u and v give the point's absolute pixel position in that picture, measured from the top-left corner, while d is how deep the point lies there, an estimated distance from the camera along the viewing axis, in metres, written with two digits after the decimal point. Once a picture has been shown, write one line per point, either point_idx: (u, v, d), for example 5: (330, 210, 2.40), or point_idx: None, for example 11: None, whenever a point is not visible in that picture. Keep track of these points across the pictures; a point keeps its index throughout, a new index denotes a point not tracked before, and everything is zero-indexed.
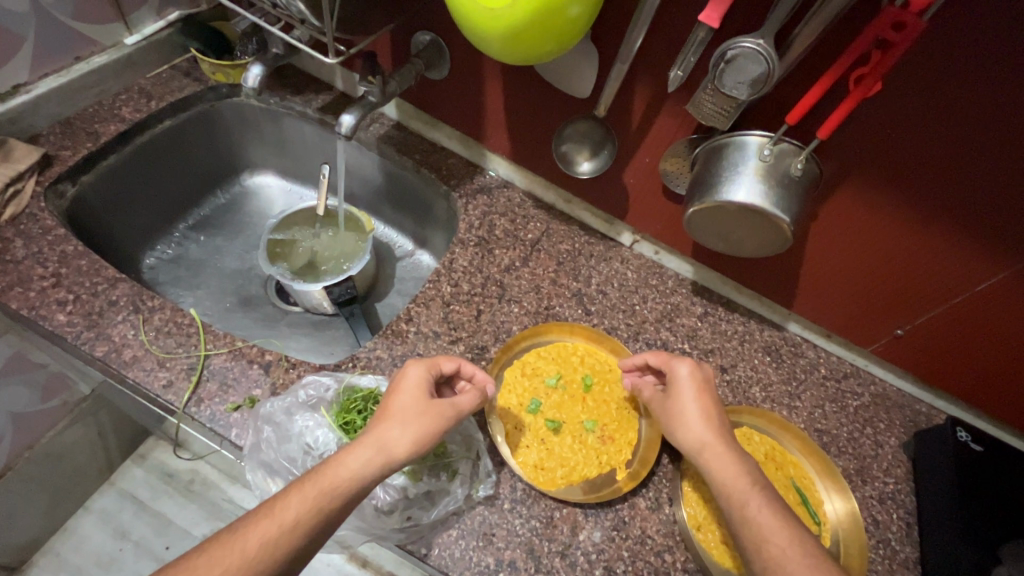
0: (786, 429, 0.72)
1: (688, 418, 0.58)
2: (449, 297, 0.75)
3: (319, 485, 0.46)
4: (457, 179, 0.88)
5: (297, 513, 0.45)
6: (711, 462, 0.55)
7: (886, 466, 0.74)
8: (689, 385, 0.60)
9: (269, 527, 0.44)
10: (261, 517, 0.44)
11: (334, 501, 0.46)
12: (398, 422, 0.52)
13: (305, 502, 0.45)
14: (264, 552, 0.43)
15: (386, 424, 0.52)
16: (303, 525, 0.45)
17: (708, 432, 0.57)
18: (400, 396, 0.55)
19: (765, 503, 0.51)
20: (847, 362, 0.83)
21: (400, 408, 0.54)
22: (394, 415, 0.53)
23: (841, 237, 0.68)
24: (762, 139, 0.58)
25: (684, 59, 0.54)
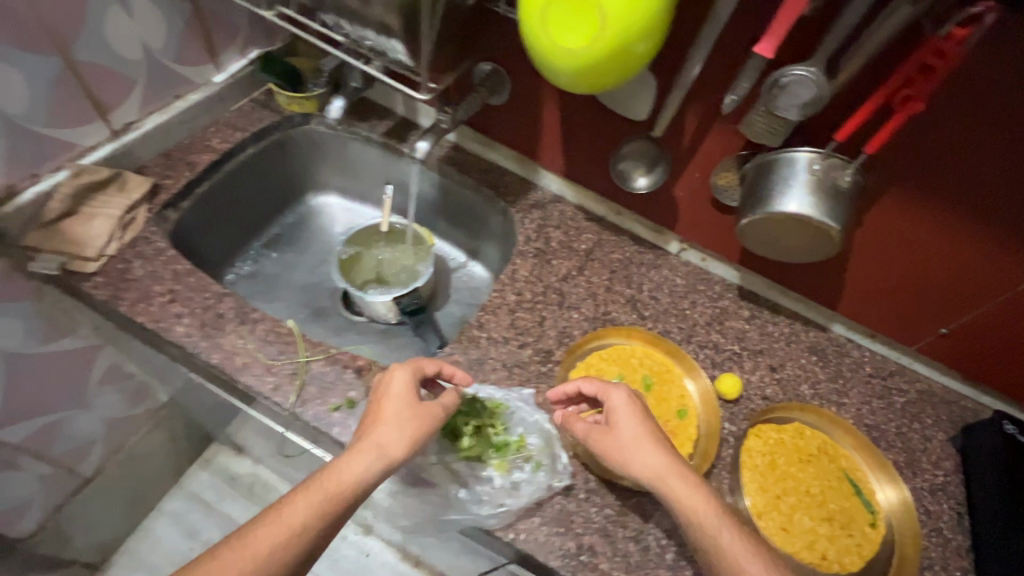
0: (835, 424, 0.76)
1: (636, 444, 0.58)
2: (515, 305, 0.81)
3: (321, 490, 0.53)
4: (513, 196, 0.95)
5: (303, 517, 0.51)
6: (673, 489, 0.55)
7: (935, 459, 0.78)
8: (633, 416, 0.60)
9: (279, 533, 0.50)
10: (270, 521, 0.51)
11: (338, 504, 0.53)
12: (374, 439, 0.57)
13: (309, 508, 0.52)
14: (274, 555, 0.49)
15: (380, 428, 0.58)
16: (311, 527, 0.51)
17: (663, 463, 0.56)
18: (392, 399, 0.60)
19: (734, 528, 0.53)
20: (891, 360, 0.86)
21: (395, 412, 0.59)
22: (389, 419, 0.59)
23: (885, 243, 0.73)
24: (811, 155, 0.63)
25: (739, 85, 0.60)
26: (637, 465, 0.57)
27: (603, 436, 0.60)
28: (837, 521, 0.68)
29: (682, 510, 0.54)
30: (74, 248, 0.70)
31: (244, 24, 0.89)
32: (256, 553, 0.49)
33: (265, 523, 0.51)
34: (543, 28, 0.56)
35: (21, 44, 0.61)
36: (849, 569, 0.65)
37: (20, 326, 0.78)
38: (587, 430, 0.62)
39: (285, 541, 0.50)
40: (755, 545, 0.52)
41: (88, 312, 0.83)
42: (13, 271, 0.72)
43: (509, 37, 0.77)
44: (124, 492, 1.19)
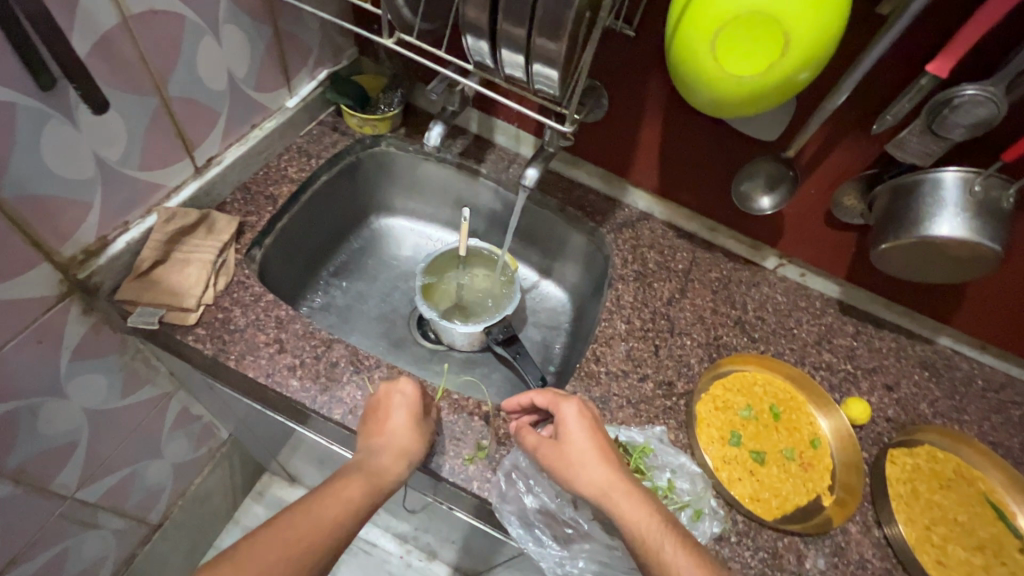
0: (964, 443, 0.72)
1: (584, 461, 0.55)
2: (626, 334, 0.77)
3: (369, 478, 0.54)
4: (601, 216, 0.91)
5: (356, 496, 0.52)
6: (618, 505, 0.52)
7: None
8: (585, 430, 0.57)
9: (337, 506, 0.51)
10: (323, 498, 0.51)
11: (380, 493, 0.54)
12: (394, 446, 0.57)
13: (361, 492, 0.53)
14: (336, 525, 0.49)
15: (392, 431, 0.58)
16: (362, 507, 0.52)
17: (607, 478, 0.54)
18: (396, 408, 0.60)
19: (678, 546, 0.50)
20: (1002, 372, 0.84)
21: (401, 419, 0.59)
22: (394, 426, 0.58)
23: (1019, 256, 0.70)
24: (965, 176, 0.60)
25: (898, 105, 0.56)
26: (579, 483, 0.54)
27: (548, 452, 0.57)
28: (988, 550, 0.66)
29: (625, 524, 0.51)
30: (173, 300, 0.65)
31: (316, 45, 0.84)
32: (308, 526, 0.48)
33: (319, 499, 0.51)
34: (712, 61, 0.52)
35: (122, 84, 0.57)
36: None
37: (104, 381, 0.73)
38: (536, 443, 0.58)
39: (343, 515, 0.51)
40: (700, 561, 0.49)
41: (171, 360, 0.78)
42: (101, 325, 0.68)
43: (617, 55, 0.73)
44: (187, 534, 1.14)
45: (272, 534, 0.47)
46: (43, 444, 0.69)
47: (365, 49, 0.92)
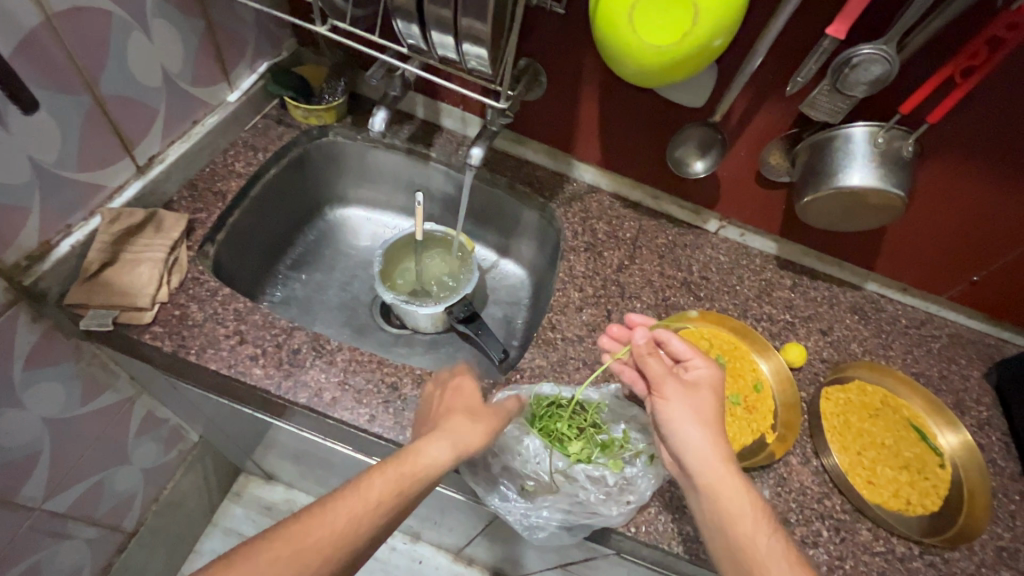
0: (889, 375, 0.80)
1: (700, 419, 0.58)
2: (580, 302, 0.81)
3: (401, 468, 0.51)
4: (550, 191, 0.94)
5: (379, 494, 0.49)
6: (717, 477, 0.55)
7: (976, 396, 0.84)
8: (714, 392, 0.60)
9: (353, 506, 0.48)
10: (345, 496, 0.49)
11: (414, 484, 0.51)
12: (483, 420, 0.60)
13: (387, 487, 0.50)
14: (351, 529, 0.47)
15: (453, 419, 0.58)
16: (385, 505, 0.49)
17: (713, 446, 0.56)
18: (459, 398, 0.62)
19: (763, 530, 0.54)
20: (921, 310, 0.92)
21: (463, 404, 0.61)
22: (458, 410, 0.60)
23: (924, 201, 0.77)
24: (871, 129, 0.66)
25: (805, 67, 0.61)
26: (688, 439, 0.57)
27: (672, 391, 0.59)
28: (912, 467, 0.73)
29: (706, 489, 0.55)
30: (125, 300, 0.65)
31: (253, 36, 0.84)
32: (385, 497, 0.49)
33: (401, 466, 0.51)
34: (633, 33, 0.55)
35: (53, 84, 0.57)
36: (930, 510, 0.70)
37: (62, 390, 0.73)
38: (661, 374, 0.60)
39: (421, 487, 0.52)
40: (786, 543, 0.54)
41: (130, 363, 0.78)
42: (53, 331, 0.67)
43: (550, 33, 0.76)
44: (165, 540, 1.13)
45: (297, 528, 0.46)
46: (4, 456, 0.68)
47: (304, 38, 0.92)
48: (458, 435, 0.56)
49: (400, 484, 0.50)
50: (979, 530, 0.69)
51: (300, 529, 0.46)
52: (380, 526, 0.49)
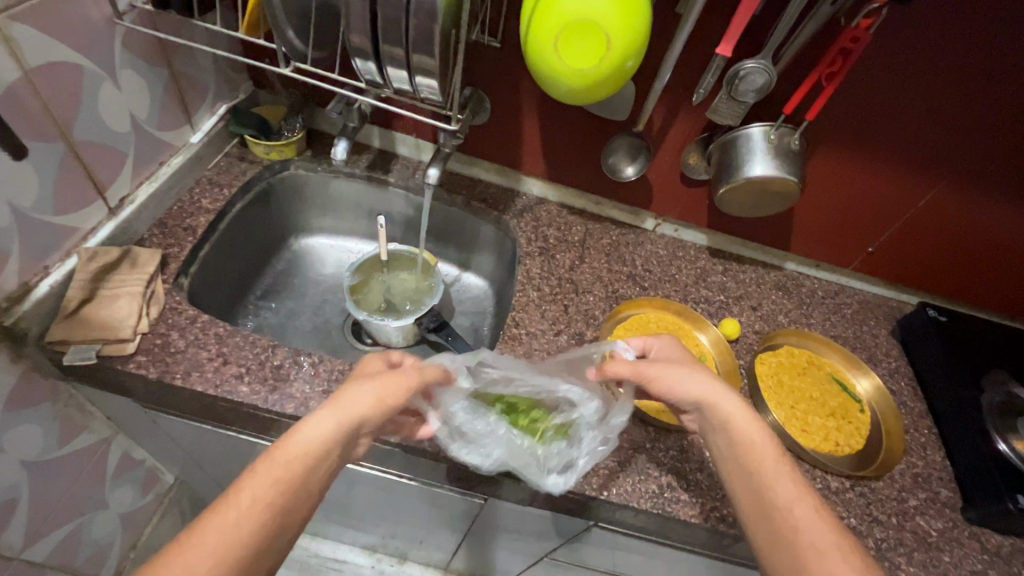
0: (811, 338, 0.92)
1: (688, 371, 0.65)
2: (539, 300, 0.90)
3: (283, 457, 0.49)
4: (503, 204, 1.03)
5: (262, 488, 0.46)
6: (718, 411, 0.61)
7: (886, 350, 0.97)
8: (680, 360, 0.69)
9: (234, 508, 0.44)
10: (222, 504, 0.44)
11: (298, 470, 0.48)
12: (372, 385, 0.58)
13: (271, 481, 0.47)
14: (235, 531, 0.43)
15: (349, 391, 0.56)
16: (270, 498, 0.46)
17: (708, 386, 0.63)
18: (362, 373, 0.61)
19: (780, 462, 0.57)
20: (835, 282, 1.06)
21: (360, 377, 0.59)
22: (356, 382, 0.58)
23: (819, 187, 0.91)
24: (765, 128, 0.78)
25: (705, 80, 0.73)
26: (687, 382, 0.63)
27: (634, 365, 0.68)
28: (837, 414, 0.84)
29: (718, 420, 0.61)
30: (107, 332, 0.68)
31: (212, 81, 0.89)
32: (263, 489, 0.46)
33: (277, 455, 0.49)
34: (557, 57, 0.66)
35: (30, 133, 0.61)
36: (855, 449, 0.81)
37: (39, 432, 0.73)
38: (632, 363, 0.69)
39: (304, 463, 0.49)
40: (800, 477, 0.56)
41: (108, 401, 0.79)
42: (31, 373, 0.69)
43: (490, 64, 0.86)
44: None
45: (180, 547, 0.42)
46: None
47: (259, 81, 0.98)
48: (373, 388, 0.58)
49: (277, 472, 0.47)
50: (898, 458, 0.81)
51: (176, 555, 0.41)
52: (268, 521, 0.45)
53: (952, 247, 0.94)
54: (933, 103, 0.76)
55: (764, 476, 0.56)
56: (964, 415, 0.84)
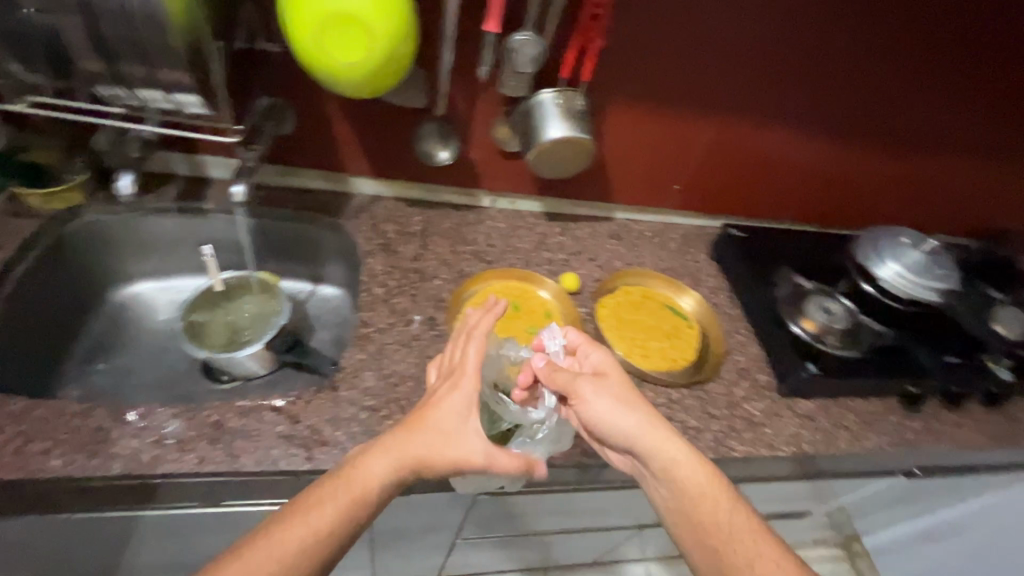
0: (638, 274, 1.03)
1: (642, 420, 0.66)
2: (386, 295, 0.90)
3: (351, 491, 0.55)
4: (335, 209, 1.01)
5: (329, 518, 0.53)
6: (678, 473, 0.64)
7: (706, 270, 1.11)
8: (620, 386, 0.70)
9: (300, 533, 0.52)
10: (292, 522, 0.52)
11: (364, 504, 0.55)
12: (457, 424, 0.62)
13: (337, 512, 0.53)
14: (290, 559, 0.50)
15: (419, 431, 0.60)
16: (334, 531, 0.53)
17: (659, 441, 0.65)
18: (453, 393, 0.64)
19: (741, 514, 0.63)
20: (659, 222, 1.17)
21: (450, 404, 0.63)
22: (442, 415, 0.62)
23: (620, 139, 1.01)
24: (552, 94, 0.85)
25: (484, 57, 0.78)
26: (625, 426, 0.66)
27: (587, 392, 0.68)
28: (669, 333, 0.95)
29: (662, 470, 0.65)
30: None
31: None
32: (333, 522, 0.53)
33: (350, 486, 0.55)
34: (323, 54, 0.66)
35: None
36: (688, 359, 0.93)
37: None
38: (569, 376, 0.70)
39: (377, 493, 0.56)
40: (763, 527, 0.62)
41: None
42: None
43: (278, 69, 0.84)
44: None
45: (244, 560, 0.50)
46: None
47: (20, 123, 0.87)
48: (454, 432, 0.61)
49: (348, 506, 0.54)
50: (720, 356, 0.95)
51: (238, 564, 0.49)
52: (325, 549, 0.52)
53: (755, 179, 1.11)
54: (685, 50, 0.89)
55: (723, 527, 0.62)
56: (767, 308, 0.99)
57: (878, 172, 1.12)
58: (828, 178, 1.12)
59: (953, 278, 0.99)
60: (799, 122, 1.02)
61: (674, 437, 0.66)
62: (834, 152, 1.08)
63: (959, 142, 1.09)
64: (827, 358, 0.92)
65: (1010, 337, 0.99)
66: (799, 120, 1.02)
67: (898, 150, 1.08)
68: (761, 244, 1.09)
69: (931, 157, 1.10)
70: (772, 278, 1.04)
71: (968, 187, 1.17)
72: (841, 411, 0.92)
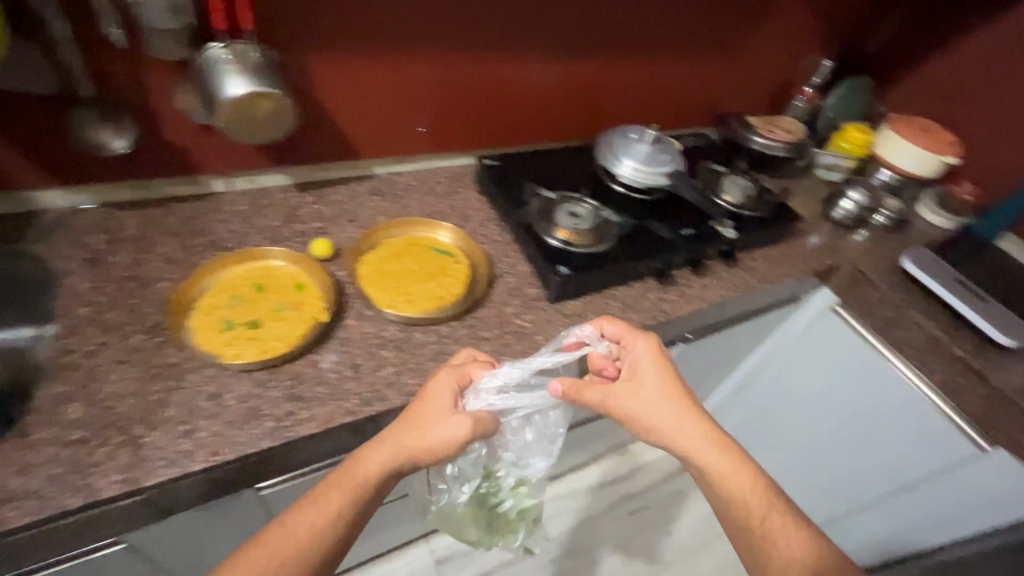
0: (398, 224, 1.01)
1: (656, 402, 0.74)
2: (95, 313, 0.79)
3: (352, 480, 0.63)
4: (19, 232, 0.86)
5: (336, 505, 0.62)
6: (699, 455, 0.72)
7: (473, 205, 1.12)
8: (648, 381, 0.76)
9: (307, 521, 0.61)
10: (306, 509, 0.62)
11: (361, 491, 0.63)
12: (440, 418, 0.69)
13: (340, 499, 0.62)
14: (306, 540, 0.60)
15: (422, 426, 0.68)
16: (343, 514, 0.62)
17: (681, 425, 0.73)
18: (435, 399, 0.71)
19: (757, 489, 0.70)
20: (419, 169, 1.16)
21: (439, 407, 0.70)
22: (437, 416, 0.69)
23: (338, 89, 0.97)
24: (219, 50, 0.77)
25: (107, 23, 0.73)
26: (655, 412, 0.74)
27: (632, 394, 0.75)
28: (434, 274, 0.94)
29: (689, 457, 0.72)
30: None
31: None
32: (340, 507, 0.62)
33: (348, 477, 0.63)
34: None
35: None
36: (456, 295, 0.92)
37: None
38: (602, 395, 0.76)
39: (371, 481, 0.64)
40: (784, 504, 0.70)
41: None
42: None
43: None
44: None
45: (262, 545, 0.59)
46: None
47: None
48: (439, 420, 0.69)
49: (348, 492, 0.63)
50: (484, 287, 0.96)
51: (255, 549, 0.59)
52: (335, 535, 0.61)
53: (509, 107, 1.15)
54: None
55: (735, 494, 0.70)
56: (518, 223, 1.03)
57: (608, 78, 1.21)
58: (573, 94, 1.20)
59: (676, 161, 1.13)
60: (512, 43, 1.04)
61: (691, 416, 0.74)
62: (564, 66, 1.13)
63: (667, 39, 1.21)
64: (578, 259, 0.98)
65: (732, 204, 1.18)
66: (520, 42, 1.05)
67: (621, 56, 1.18)
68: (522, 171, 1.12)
69: (650, 56, 1.22)
70: (523, 192, 1.08)
71: (687, 77, 1.32)
72: (604, 301, 1.00)
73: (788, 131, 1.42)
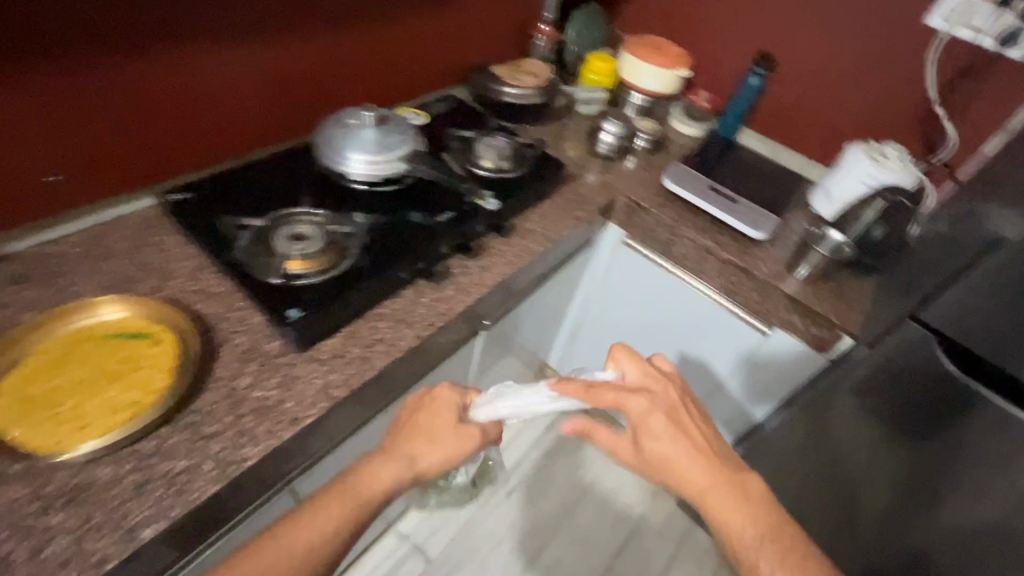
0: (48, 321, 0.73)
1: (680, 464, 0.70)
2: None
3: (356, 491, 0.67)
4: None
5: (336, 515, 0.65)
6: (709, 503, 0.69)
7: (177, 254, 0.87)
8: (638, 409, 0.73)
9: (304, 536, 0.62)
10: (301, 524, 0.63)
11: (362, 504, 0.67)
12: (449, 426, 0.76)
13: (338, 509, 0.65)
14: (306, 548, 0.61)
15: (416, 444, 0.74)
16: (339, 527, 0.64)
17: (700, 479, 0.69)
18: (438, 415, 0.77)
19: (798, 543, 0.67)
20: (85, 227, 0.88)
21: (436, 427, 0.76)
22: (433, 433, 0.75)
23: None
24: None
25: None
26: (661, 453, 0.71)
27: (641, 440, 0.73)
28: (122, 373, 0.71)
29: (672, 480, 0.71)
30: None
31: None
32: (338, 521, 0.64)
33: (351, 490, 0.67)
34: None
35: None
36: (159, 390, 0.70)
37: None
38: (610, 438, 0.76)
39: (371, 496, 0.67)
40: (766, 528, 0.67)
41: None
42: None
43: None
44: None
45: (247, 564, 0.59)
46: None
47: None
48: (439, 438, 0.75)
49: (348, 505, 0.66)
50: (200, 364, 0.74)
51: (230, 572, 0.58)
52: (328, 544, 0.63)
53: (213, 108, 0.95)
54: None
55: (721, 521, 0.68)
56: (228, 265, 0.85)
57: (306, 59, 1.03)
58: (266, 87, 1.00)
59: (410, 140, 0.99)
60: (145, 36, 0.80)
61: (685, 459, 0.70)
62: (239, 54, 0.93)
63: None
64: (311, 292, 0.82)
65: (488, 171, 1.11)
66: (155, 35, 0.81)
67: (336, 26, 1.03)
68: (245, 195, 0.96)
69: (371, 21, 1.09)
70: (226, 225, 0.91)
71: (421, 37, 1.21)
72: (368, 327, 0.85)
73: (534, 74, 1.39)
